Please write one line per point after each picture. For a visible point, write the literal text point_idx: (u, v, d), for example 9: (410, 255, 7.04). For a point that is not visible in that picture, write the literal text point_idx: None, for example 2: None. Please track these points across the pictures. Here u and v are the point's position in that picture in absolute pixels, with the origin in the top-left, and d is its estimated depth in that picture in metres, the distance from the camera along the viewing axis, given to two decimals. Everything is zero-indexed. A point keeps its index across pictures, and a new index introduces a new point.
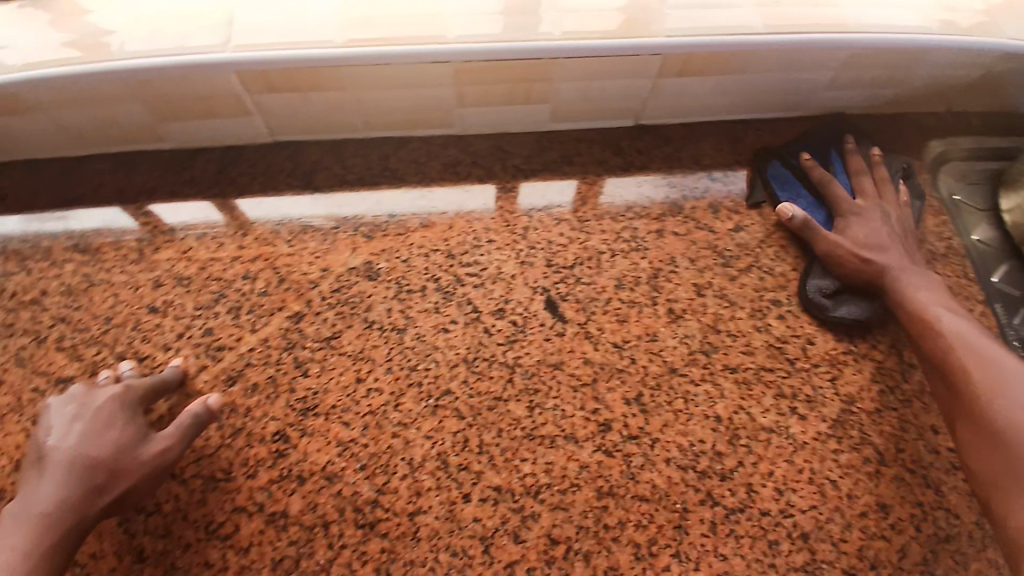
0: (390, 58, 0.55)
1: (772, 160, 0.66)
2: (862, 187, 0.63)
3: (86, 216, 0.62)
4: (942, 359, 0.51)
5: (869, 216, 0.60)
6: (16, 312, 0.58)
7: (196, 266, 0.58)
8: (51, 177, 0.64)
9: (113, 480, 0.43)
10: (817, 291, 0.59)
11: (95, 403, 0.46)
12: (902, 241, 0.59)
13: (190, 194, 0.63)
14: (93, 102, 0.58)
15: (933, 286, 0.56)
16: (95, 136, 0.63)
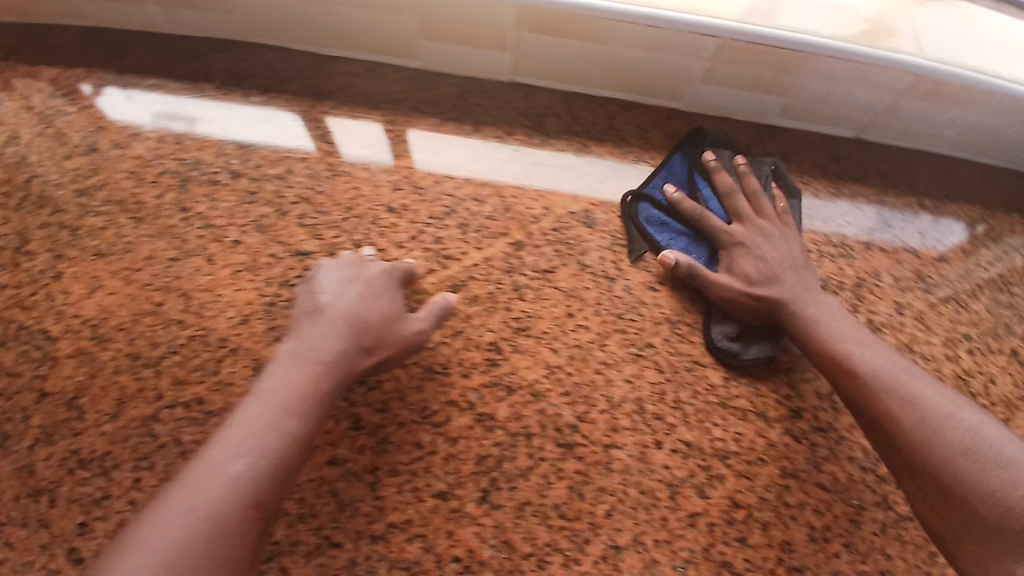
0: (667, 23, 0.58)
1: (642, 204, 0.61)
2: (734, 209, 0.59)
3: (211, 117, 0.65)
4: (863, 403, 0.49)
5: (753, 242, 0.57)
6: (260, 182, 0.61)
7: (433, 180, 0.62)
8: (299, 64, 0.68)
9: (376, 345, 0.49)
10: (721, 339, 0.56)
11: (367, 274, 0.52)
12: (788, 260, 0.56)
13: (429, 111, 0.66)
14: (371, 6, 0.61)
15: (832, 308, 0.54)
16: (350, 39, 0.66)
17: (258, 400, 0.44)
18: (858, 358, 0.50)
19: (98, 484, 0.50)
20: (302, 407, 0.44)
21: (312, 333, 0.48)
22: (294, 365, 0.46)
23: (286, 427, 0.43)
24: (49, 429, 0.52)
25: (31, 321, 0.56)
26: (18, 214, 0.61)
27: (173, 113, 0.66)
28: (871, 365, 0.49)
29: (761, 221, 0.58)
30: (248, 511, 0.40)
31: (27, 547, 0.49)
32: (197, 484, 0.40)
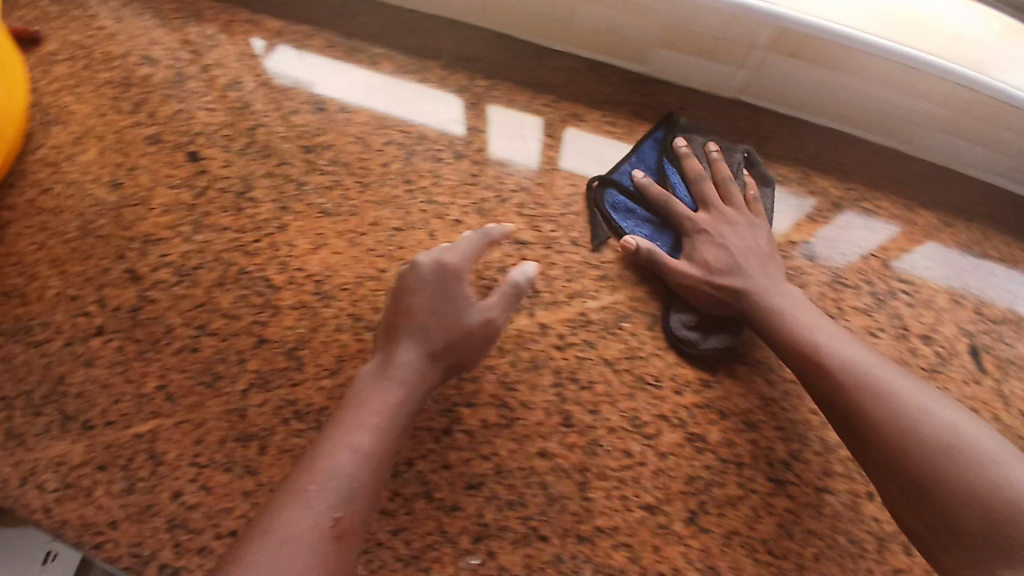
0: (933, 68, 0.56)
1: (609, 189, 0.61)
2: (702, 196, 0.59)
3: (326, 84, 0.66)
4: (837, 400, 0.47)
5: (717, 230, 0.56)
6: (483, 165, 0.62)
7: None
8: (526, 53, 0.67)
9: (445, 350, 0.50)
10: (677, 328, 0.55)
11: (425, 275, 0.52)
12: (750, 249, 0.55)
13: (650, 117, 0.65)
14: (627, 7, 0.61)
15: (798, 300, 0.53)
16: (585, 37, 0.66)
17: (341, 427, 0.47)
18: (832, 355, 0.49)
19: (313, 437, 0.52)
20: (378, 427, 0.47)
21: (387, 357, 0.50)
22: (370, 391, 0.49)
23: (358, 444, 0.46)
24: (267, 374, 0.54)
25: (253, 267, 0.57)
26: (244, 160, 0.62)
27: (333, 86, 0.66)
28: (848, 358, 0.48)
29: (723, 210, 0.58)
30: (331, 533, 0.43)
31: (231, 491, 0.50)
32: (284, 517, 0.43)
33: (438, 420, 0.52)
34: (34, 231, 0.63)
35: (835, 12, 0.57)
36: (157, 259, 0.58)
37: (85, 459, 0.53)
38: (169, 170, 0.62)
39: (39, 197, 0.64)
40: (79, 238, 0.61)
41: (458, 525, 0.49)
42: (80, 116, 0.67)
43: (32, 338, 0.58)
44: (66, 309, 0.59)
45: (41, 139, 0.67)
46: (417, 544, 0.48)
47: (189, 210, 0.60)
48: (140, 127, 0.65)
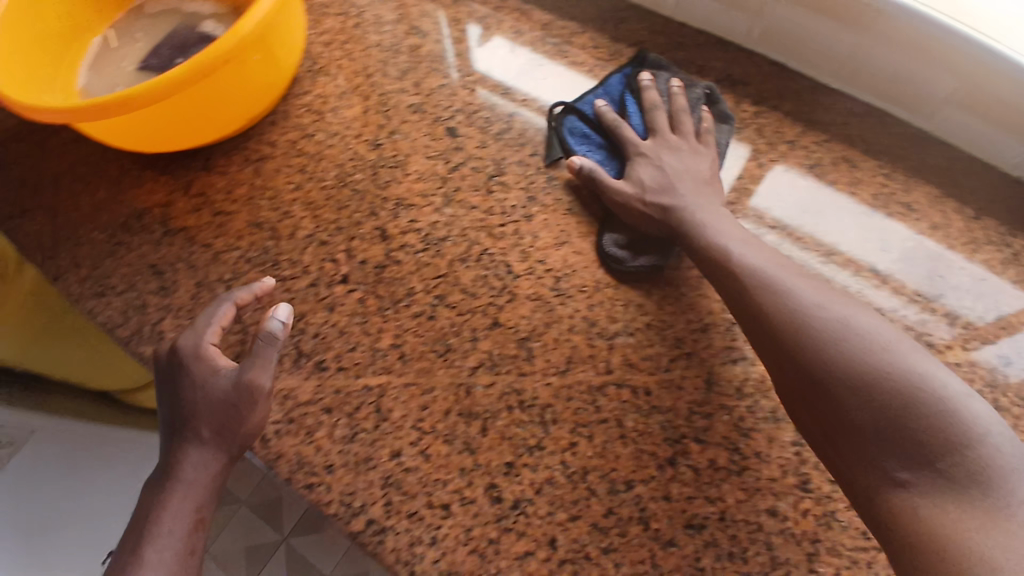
0: None
1: (569, 116, 0.63)
2: (650, 124, 0.61)
3: (511, 71, 0.68)
4: (748, 306, 0.48)
5: (657, 155, 0.58)
6: (740, 194, 0.61)
7: (926, 254, 0.58)
8: (797, 88, 0.65)
9: (223, 428, 0.50)
10: (610, 244, 0.57)
11: (212, 363, 0.52)
12: (692, 180, 0.57)
13: (928, 179, 0.61)
14: (930, 61, 0.57)
15: (723, 219, 0.55)
16: (872, 81, 0.62)
17: (148, 532, 0.47)
18: (740, 260, 0.50)
19: (535, 431, 0.52)
20: (175, 531, 0.47)
21: (172, 461, 0.50)
22: (158, 501, 0.49)
23: (147, 559, 0.46)
24: (497, 356, 0.55)
25: (496, 250, 0.59)
26: (499, 144, 0.64)
27: (547, 90, 0.67)
28: (751, 263, 0.50)
29: (669, 137, 0.60)
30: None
31: (449, 464, 0.51)
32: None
33: (663, 448, 0.50)
34: (293, 171, 0.66)
35: None
36: (407, 223, 0.61)
37: (314, 399, 0.55)
38: (428, 141, 0.65)
39: (300, 140, 0.67)
40: (335, 187, 0.64)
41: (672, 562, 0.47)
42: (348, 72, 0.70)
43: (278, 272, 0.61)
44: (314, 253, 0.61)
45: (308, 87, 0.70)
46: (626, 568, 0.47)
47: (443, 182, 0.63)
48: (402, 94, 0.68)
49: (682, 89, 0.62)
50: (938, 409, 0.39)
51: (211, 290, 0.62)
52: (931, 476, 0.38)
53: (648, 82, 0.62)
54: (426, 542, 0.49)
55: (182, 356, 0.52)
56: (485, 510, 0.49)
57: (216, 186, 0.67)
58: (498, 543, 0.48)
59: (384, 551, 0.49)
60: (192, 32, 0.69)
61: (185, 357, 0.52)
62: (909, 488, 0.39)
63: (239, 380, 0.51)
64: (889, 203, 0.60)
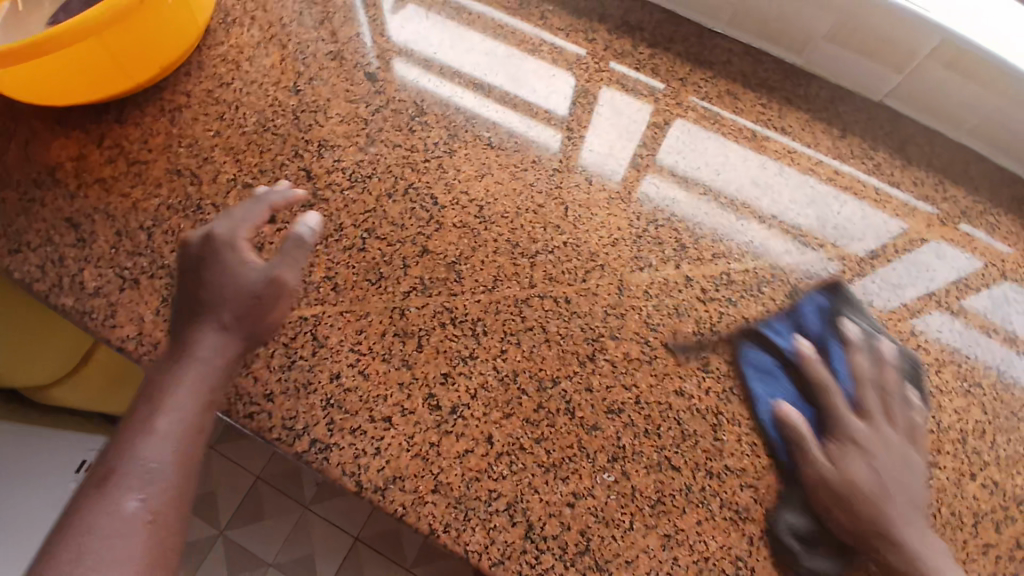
0: None
1: (753, 332, 0.57)
2: (864, 401, 0.52)
3: (408, 31, 0.71)
4: (874, 542, 0.47)
5: (845, 450, 0.50)
6: (642, 125, 0.67)
7: (800, 170, 0.67)
8: (686, 32, 0.73)
9: (247, 316, 0.51)
10: (778, 519, 0.50)
11: (244, 255, 0.53)
12: (904, 489, 0.49)
13: (801, 107, 0.70)
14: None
15: (898, 489, 0.49)
16: (749, 21, 0.71)
17: (155, 408, 0.47)
18: (901, 529, 0.48)
19: (467, 343, 0.56)
20: (189, 406, 0.48)
21: (186, 341, 0.51)
22: (172, 377, 0.49)
23: (157, 428, 0.46)
24: (428, 280, 0.58)
25: (421, 184, 0.63)
26: (417, 87, 0.68)
27: (454, 55, 0.70)
28: (903, 526, 0.48)
29: (884, 423, 0.51)
30: (143, 521, 0.43)
31: (387, 380, 0.54)
32: (93, 513, 0.43)
33: (584, 346, 0.56)
34: (211, 119, 0.66)
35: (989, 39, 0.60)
36: (332, 162, 0.64)
37: None
38: (348, 87, 0.68)
39: (217, 89, 0.68)
40: (256, 132, 0.65)
41: (597, 444, 0.52)
42: (263, 22, 0.71)
43: (202, 217, 0.61)
44: (239, 196, 0.62)
45: (221, 38, 0.70)
46: (556, 453, 0.52)
47: (365, 124, 0.66)
48: (319, 43, 0.70)
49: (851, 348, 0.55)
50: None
51: (132, 237, 0.61)
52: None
53: (850, 338, 0.56)
54: (371, 452, 0.51)
55: (198, 249, 0.54)
56: (425, 417, 0.53)
57: (131, 136, 0.66)
58: (439, 446, 0.52)
59: (330, 465, 0.51)
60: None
61: (196, 250, 0.54)
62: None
63: (271, 273, 0.53)
64: (769, 127, 0.69)
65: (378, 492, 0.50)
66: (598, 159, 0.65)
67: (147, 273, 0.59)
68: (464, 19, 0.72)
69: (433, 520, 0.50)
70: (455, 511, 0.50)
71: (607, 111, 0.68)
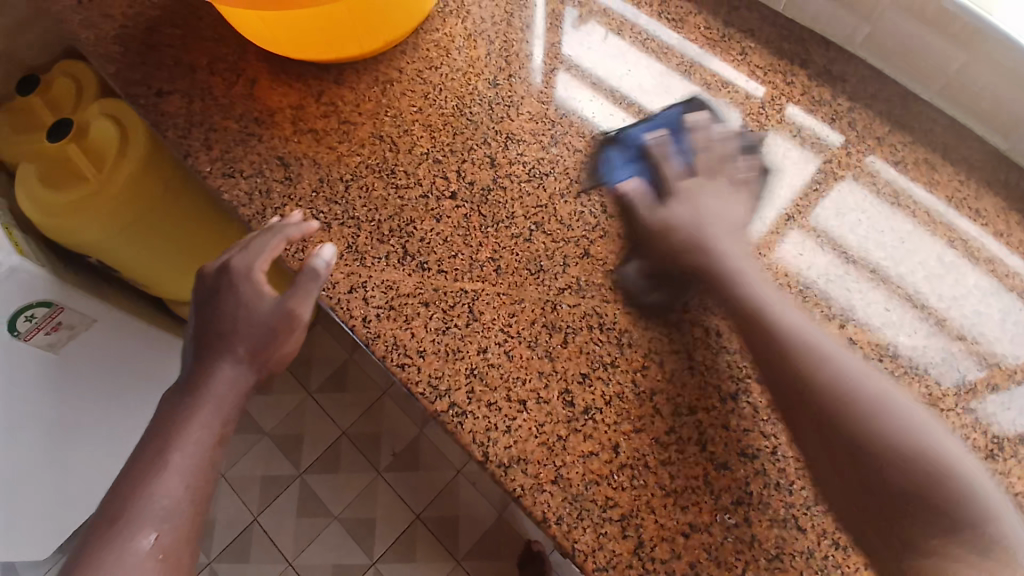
0: None
1: (682, 108, 0.69)
2: (700, 151, 0.61)
3: (593, 57, 0.73)
4: (813, 394, 0.47)
5: (708, 187, 0.59)
6: (826, 177, 0.66)
7: (986, 258, 0.63)
8: (891, 91, 0.70)
9: (258, 349, 0.57)
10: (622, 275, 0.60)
11: (259, 288, 0.58)
12: (729, 218, 0.58)
13: (1003, 194, 0.65)
14: None
15: (729, 235, 0.57)
16: (962, 96, 0.67)
17: (170, 446, 0.53)
18: (776, 318, 0.51)
19: (610, 350, 0.57)
20: (197, 440, 0.54)
21: (204, 372, 0.56)
22: (188, 412, 0.55)
23: (173, 463, 0.52)
24: (584, 282, 0.60)
25: (593, 190, 0.65)
26: (606, 100, 0.71)
27: (642, 79, 0.71)
28: (788, 319, 0.51)
29: (720, 176, 0.60)
30: (154, 556, 0.49)
31: (529, 366, 0.56)
32: (109, 551, 0.49)
33: (728, 383, 0.55)
34: (415, 96, 0.72)
35: None
36: (515, 155, 0.68)
37: (414, 292, 0.60)
38: (542, 88, 0.72)
39: (426, 70, 0.74)
40: (452, 114, 0.71)
41: (723, 482, 0.51)
42: (476, 16, 0.77)
43: (393, 180, 0.67)
44: (428, 168, 0.67)
45: (438, 25, 0.77)
46: (679, 480, 0.51)
47: (552, 125, 0.69)
48: (523, 43, 0.75)
49: (715, 129, 0.63)
50: (963, 483, 0.43)
51: (332, 185, 0.68)
52: (918, 504, 0.43)
53: (695, 120, 0.64)
54: (501, 429, 0.54)
55: (216, 282, 0.58)
56: (557, 411, 0.54)
57: (345, 98, 0.73)
58: (566, 441, 0.53)
59: (463, 430, 0.54)
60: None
61: (212, 283, 0.58)
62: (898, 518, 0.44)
63: (284, 308, 0.57)
64: (963, 207, 0.65)
65: (501, 467, 0.53)
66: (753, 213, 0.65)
67: (336, 218, 0.65)
68: (646, 47, 0.73)
69: (547, 509, 0.51)
70: (570, 507, 0.51)
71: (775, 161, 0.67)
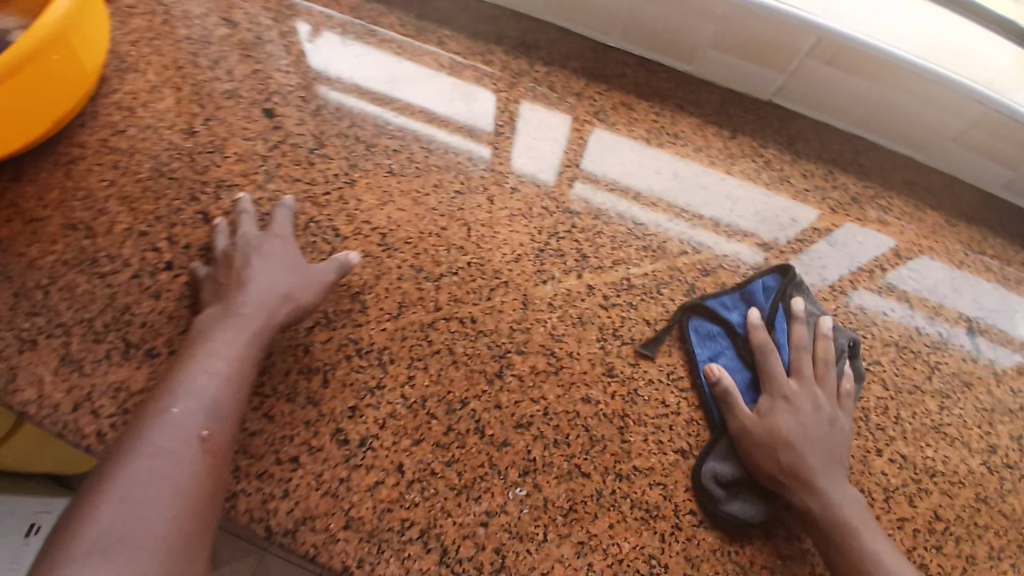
0: (942, 79, 0.63)
1: (698, 315, 0.59)
2: (798, 364, 0.56)
3: (315, 59, 0.72)
4: (851, 556, 0.48)
5: (795, 403, 0.54)
6: (541, 140, 0.69)
7: (696, 168, 0.69)
8: (579, 47, 0.75)
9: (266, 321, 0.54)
10: (709, 473, 0.52)
11: (263, 258, 0.57)
12: (829, 441, 0.52)
13: (692, 112, 0.73)
14: (686, 10, 0.68)
15: (828, 422, 0.53)
16: (639, 34, 0.73)
17: (195, 364, 0.50)
18: (826, 497, 0.50)
19: (374, 372, 0.56)
20: (232, 355, 0.51)
21: (234, 296, 0.54)
22: (223, 328, 0.52)
23: (217, 369, 0.49)
24: (332, 314, 0.58)
25: (322, 216, 0.63)
26: (317, 120, 0.69)
27: (355, 83, 0.71)
28: (847, 510, 0.50)
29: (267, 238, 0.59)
30: (201, 447, 0.45)
31: (294, 419, 0.53)
32: (155, 436, 0.45)
33: (491, 364, 0.56)
34: (106, 169, 0.65)
35: (862, 22, 0.64)
36: (231, 203, 0.64)
37: (148, 385, 0.56)
38: (245, 124, 0.68)
39: (112, 138, 0.67)
40: (152, 178, 0.65)
41: (507, 460, 0.52)
42: (159, 67, 0.71)
43: (99, 269, 0.60)
44: (135, 245, 0.61)
45: (116, 85, 0.70)
46: (468, 475, 0.52)
47: (264, 160, 0.66)
48: (215, 83, 0.70)
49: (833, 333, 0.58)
50: None
51: (30, 297, 0.59)
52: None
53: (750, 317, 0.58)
54: (280, 495, 0.51)
55: (247, 239, 0.59)
56: (333, 453, 0.52)
57: (26, 195, 0.64)
58: (349, 480, 0.51)
59: (238, 510, 0.50)
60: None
61: (237, 242, 0.58)
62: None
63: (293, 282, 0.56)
64: (662, 134, 0.71)
65: (288, 535, 0.50)
66: (533, 173, 0.67)
67: (41, 331, 0.58)
68: (376, 43, 0.73)
69: (346, 556, 0.49)
70: (368, 545, 0.49)
71: (535, 124, 0.70)
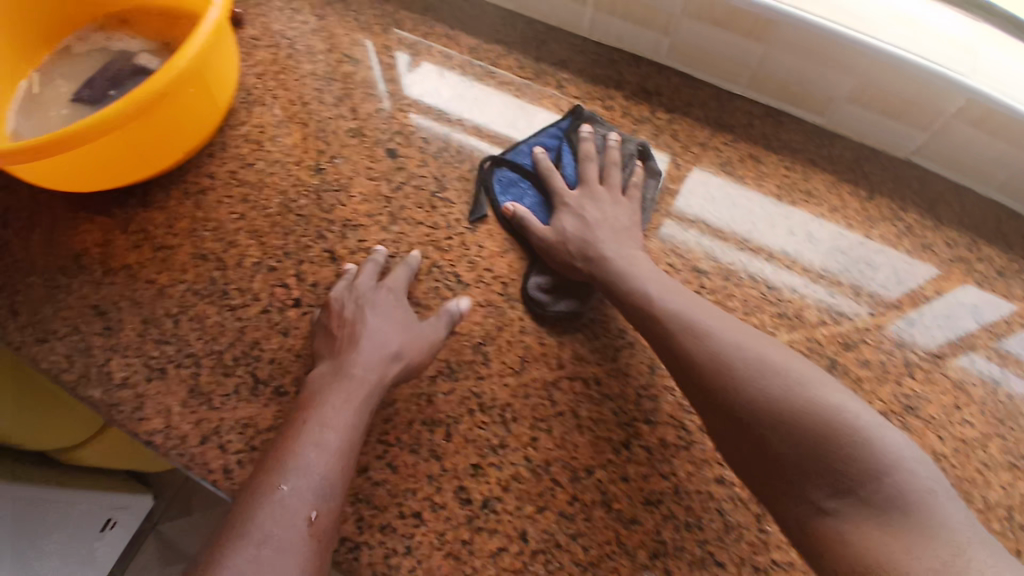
0: None
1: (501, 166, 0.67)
2: (582, 175, 0.64)
3: (431, 99, 0.72)
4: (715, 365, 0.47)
5: (580, 204, 0.62)
6: (664, 192, 0.67)
7: (833, 233, 0.66)
8: (703, 95, 0.72)
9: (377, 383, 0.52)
10: (533, 286, 0.60)
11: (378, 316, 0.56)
12: (606, 221, 0.60)
13: (827, 169, 0.69)
14: (827, 63, 0.64)
15: (618, 214, 0.61)
16: (770, 84, 0.70)
17: (304, 432, 0.48)
18: (705, 328, 0.50)
19: (496, 431, 0.54)
20: (344, 425, 0.49)
21: (346, 355, 0.53)
22: (334, 393, 0.50)
23: (328, 442, 0.47)
24: (456, 364, 0.57)
25: (444, 262, 0.62)
26: (439, 162, 0.68)
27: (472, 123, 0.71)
28: (709, 325, 0.50)
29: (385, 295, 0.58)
30: (311, 531, 0.44)
31: (416, 473, 0.52)
32: (263, 512, 0.44)
33: (618, 432, 0.54)
34: (235, 201, 0.66)
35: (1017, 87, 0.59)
36: (356, 243, 0.64)
37: (274, 425, 0.56)
38: (369, 163, 0.68)
39: (240, 170, 0.68)
40: (280, 213, 0.65)
41: (636, 538, 0.50)
42: (285, 101, 0.72)
43: (227, 302, 0.61)
44: (263, 280, 0.62)
45: (244, 117, 0.71)
46: (595, 551, 0.50)
47: (387, 201, 0.66)
48: (339, 120, 0.71)
49: (617, 143, 0.66)
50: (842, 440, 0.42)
51: (159, 325, 0.60)
52: (853, 502, 0.40)
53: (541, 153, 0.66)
54: (402, 551, 0.49)
55: (362, 294, 0.57)
56: (456, 513, 0.51)
57: (156, 222, 0.66)
58: (472, 544, 0.50)
59: (361, 566, 0.49)
60: (127, 64, 0.66)
61: (353, 294, 0.57)
62: (834, 516, 0.40)
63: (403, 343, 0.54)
64: (795, 192, 0.67)
65: None
66: None
67: (171, 361, 0.59)
68: (495, 85, 0.73)
69: None
70: None
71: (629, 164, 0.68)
